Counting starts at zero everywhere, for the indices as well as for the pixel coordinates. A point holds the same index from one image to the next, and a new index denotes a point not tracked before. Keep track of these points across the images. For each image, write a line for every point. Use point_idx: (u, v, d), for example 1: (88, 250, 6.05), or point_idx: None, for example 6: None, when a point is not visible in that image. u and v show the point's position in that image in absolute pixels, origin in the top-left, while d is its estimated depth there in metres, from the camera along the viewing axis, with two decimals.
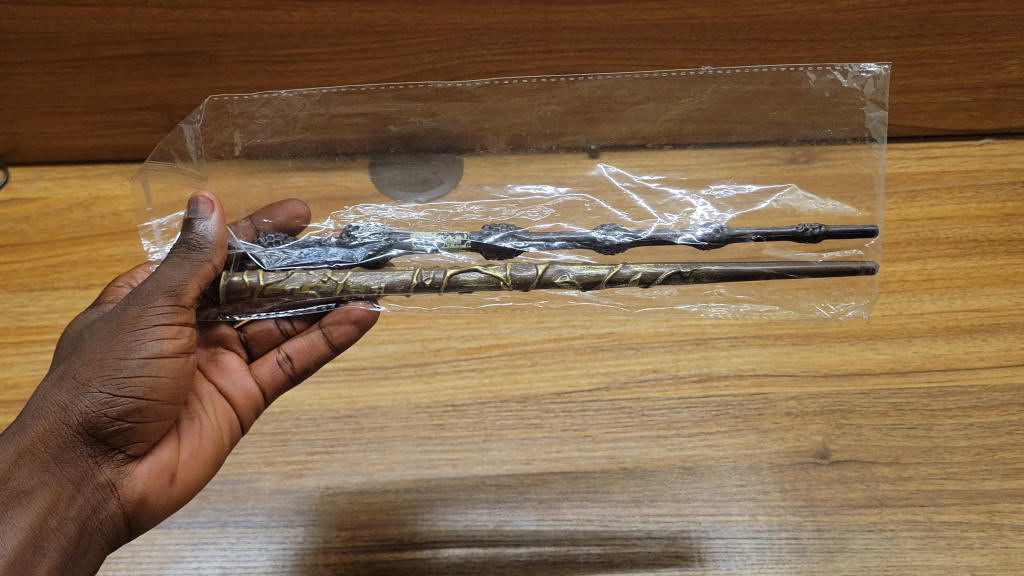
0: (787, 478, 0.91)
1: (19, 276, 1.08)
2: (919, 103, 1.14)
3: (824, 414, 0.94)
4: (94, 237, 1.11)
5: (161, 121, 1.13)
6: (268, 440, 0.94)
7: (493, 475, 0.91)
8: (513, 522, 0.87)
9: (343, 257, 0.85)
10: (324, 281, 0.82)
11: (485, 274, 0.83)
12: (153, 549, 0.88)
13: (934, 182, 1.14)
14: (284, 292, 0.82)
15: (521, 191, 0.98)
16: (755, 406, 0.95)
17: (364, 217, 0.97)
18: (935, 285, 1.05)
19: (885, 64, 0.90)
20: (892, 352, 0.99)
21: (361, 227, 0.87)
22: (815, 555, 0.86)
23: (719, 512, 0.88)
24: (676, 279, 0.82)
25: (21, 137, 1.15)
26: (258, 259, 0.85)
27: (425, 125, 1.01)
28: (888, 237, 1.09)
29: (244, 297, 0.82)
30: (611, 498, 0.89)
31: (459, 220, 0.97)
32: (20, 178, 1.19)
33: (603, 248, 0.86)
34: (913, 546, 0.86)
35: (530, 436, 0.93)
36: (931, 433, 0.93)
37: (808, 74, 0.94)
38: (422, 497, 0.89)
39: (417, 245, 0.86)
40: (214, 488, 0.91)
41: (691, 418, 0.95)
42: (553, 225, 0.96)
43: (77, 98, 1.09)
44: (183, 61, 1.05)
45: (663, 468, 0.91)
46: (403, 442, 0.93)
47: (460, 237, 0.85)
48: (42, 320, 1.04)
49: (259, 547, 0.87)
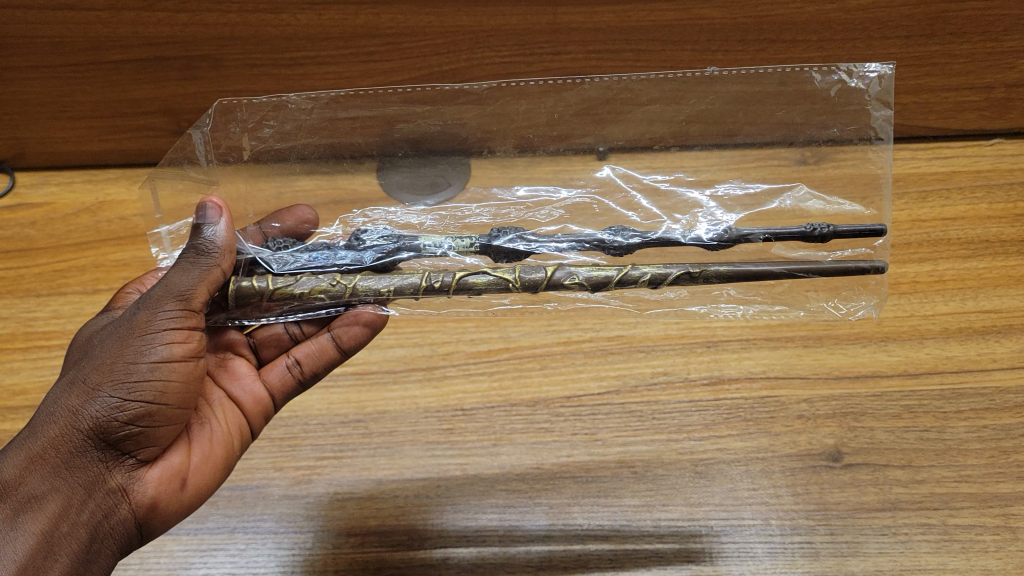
0: (799, 481, 0.90)
1: (26, 281, 1.08)
2: (929, 103, 1.13)
3: (836, 417, 0.94)
4: (101, 241, 1.11)
5: (167, 125, 1.13)
6: (277, 446, 0.93)
7: (503, 480, 0.90)
8: (523, 526, 0.87)
9: (352, 262, 0.84)
10: (333, 284, 0.82)
11: (494, 277, 0.82)
12: (161, 555, 0.87)
13: (945, 183, 1.14)
14: (293, 296, 0.82)
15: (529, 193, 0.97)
16: (767, 409, 0.95)
17: (371, 220, 0.97)
18: (947, 286, 1.04)
19: (887, 64, 0.90)
20: (904, 354, 0.98)
21: (368, 230, 0.86)
22: (828, 559, 0.85)
23: (731, 516, 0.87)
24: (682, 280, 0.82)
25: (28, 142, 1.15)
26: (268, 264, 0.85)
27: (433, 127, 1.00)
28: (899, 238, 1.08)
29: (253, 302, 0.82)
30: (622, 502, 0.88)
31: (460, 223, 0.95)
32: (27, 184, 1.18)
33: (610, 249, 0.85)
34: (927, 550, 0.85)
35: (540, 440, 0.93)
36: (944, 435, 0.92)
37: (811, 74, 0.93)
38: (432, 502, 0.89)
39: (425, 246, 0.85)
40: (223, 494, 0.91)
41: (702, 421, 0.94)
42: (559, 227, 0.94)
43: (84, 102, 1.09)
44: (189, 66, 1.05)
45: (674, 473, 0.90)
46: (412, 446, 0.93)
47: (468, 239, 0.85)
48: (49, 326, 1.03)
49: (268, 553, 0.86)
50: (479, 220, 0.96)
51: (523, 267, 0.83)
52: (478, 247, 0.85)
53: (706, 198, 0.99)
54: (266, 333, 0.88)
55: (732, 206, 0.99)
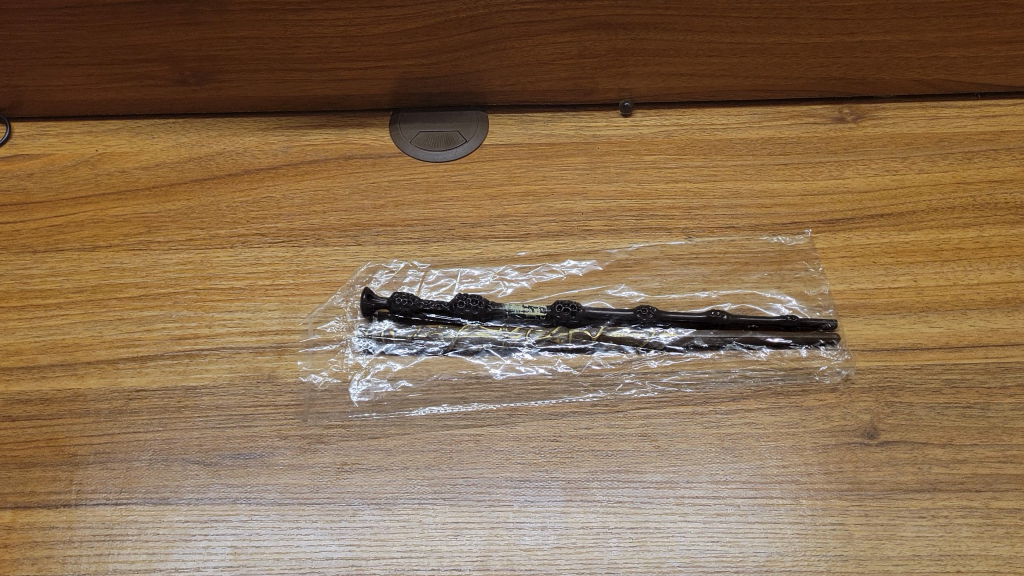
0: (832, 459, 0.83)
1: (21, 236, 1.02)
2: (979, 57, 1.08)
3: (873, 391, 0.87)
4: (102, 196, 1.06)
5: (169, 74, 1.07)
6: (283, 413, 0.87)
7: (518, 452, 0.84)
8: (538, 503, 0.81)
9: (472, 322, 0.94)
10: (443, 365, 0.91)
11: (558, 349, 0.92)
12: (160, 526, 0.80)
13: (993, 143, 1.09)
14: (411, 334, 0.93)
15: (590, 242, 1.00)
16: (797, 381, 0.88)
17: (457, 270, 0.98)
18: (993, 254, 0.98)
19: None
20: (946, 325, 0.92)
21: (477, 316, 0.93)
22: (862, 542, 0.78)
23: (759, 495, 0.81)
24: (690, 349, 0.92)
25: (25, 91, 1.09)
26: (404, 299, 0.93)
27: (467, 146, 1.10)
28: (942, 203, 1.03)
29: (372, 328, 0.94)
30: (644, 478, 0.82)
31: (521, 281, 0.97)
32: (24, 134, 1.13)
33: (652, 308, 0.93)
34: (968, 535, 0.79)
35: (558, 411, 0.87)
36: (989, 413, 0.86)
37: None
38: (443, 476, 0.82)
39: (527, 329, 0.93)
40: (225, 462, 0.84)
41: (730, 394, 0.88)
42: (620, 288, 0.96)
43: (81, 48, 1.03)
44: (191, 10, 0.98)
45: (699, 447, 0.84)
46: (424, 416, 0.86)
47: (557, 331, 0.93)
48: (46, 284, 0.98)
49: (272, 525, 0.80)
50: (520, 286, 0.97)
51: (602, 343, 0.92)
52: (567, 326, 0.93)
53: (718, 296, 0.96)
54: (350, 331, 0.93)
55: (743, 296, 0.96)
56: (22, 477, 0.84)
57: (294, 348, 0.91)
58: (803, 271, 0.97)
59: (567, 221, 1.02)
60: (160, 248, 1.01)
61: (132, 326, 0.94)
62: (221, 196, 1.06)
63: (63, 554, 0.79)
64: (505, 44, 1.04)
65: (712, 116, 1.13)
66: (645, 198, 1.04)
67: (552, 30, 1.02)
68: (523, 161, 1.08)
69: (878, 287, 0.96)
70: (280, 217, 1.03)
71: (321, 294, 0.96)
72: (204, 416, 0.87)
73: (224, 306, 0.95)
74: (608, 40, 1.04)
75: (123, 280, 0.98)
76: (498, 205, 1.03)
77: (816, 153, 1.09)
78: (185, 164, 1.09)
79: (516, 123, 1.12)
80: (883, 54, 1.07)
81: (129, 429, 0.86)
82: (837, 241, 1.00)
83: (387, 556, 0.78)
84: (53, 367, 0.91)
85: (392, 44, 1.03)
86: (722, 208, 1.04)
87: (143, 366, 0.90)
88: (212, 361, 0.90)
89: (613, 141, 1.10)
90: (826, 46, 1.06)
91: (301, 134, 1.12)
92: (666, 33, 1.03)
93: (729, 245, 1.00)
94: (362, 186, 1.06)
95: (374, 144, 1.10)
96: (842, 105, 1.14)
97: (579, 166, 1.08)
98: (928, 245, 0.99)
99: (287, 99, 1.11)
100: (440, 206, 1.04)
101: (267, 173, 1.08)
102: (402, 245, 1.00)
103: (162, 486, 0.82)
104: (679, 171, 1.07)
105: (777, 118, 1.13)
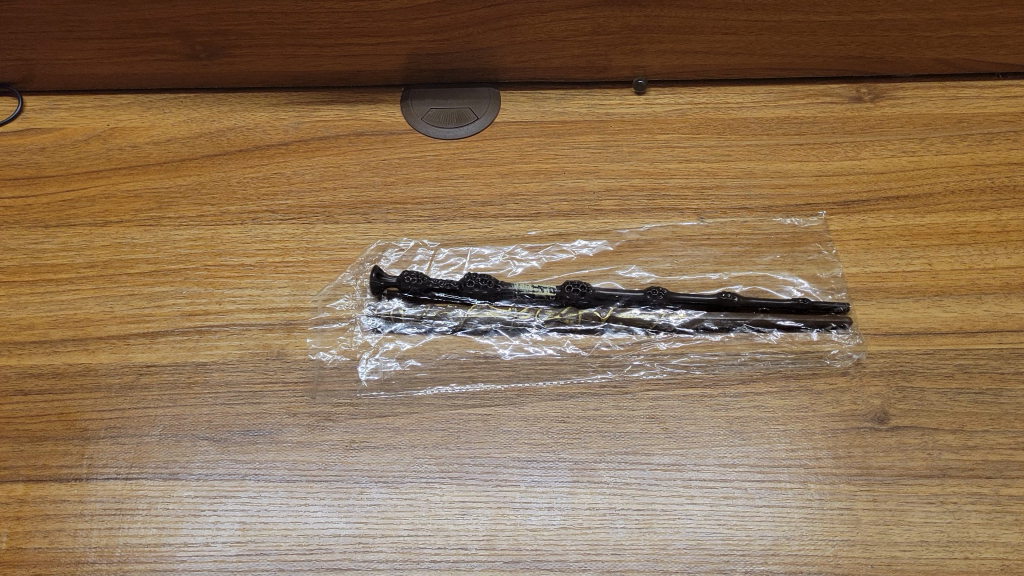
0: (841, 443, 0.82)
1: (33, 211, 1.03)
2: (1000, 36, 1.06)
3: (884, 375, 0.87)
4: (114, 171, 1.06)
5: (181, 48, 1.07)
6: (293, 390, 0.87)
7: (525, 432, 0.84)
8: (545, 483, 0.81)
9: (480, 302, 0.93)
10: (452, 341, 0.91)
11: (567, 328, 0.91)
12: (170, 501, 0.81)
13: (1012, 124, 1.08)
14: (421, 312, 0.93)
15: (603, 223, 0.99)
16: (808, 364, 0.88)
17: (466, 252, 0.97)
18: (1010, 238, 0.97)
19: None
20: (960, 310, 0.91)
21: (487, 293, 0.92)
22: (869, 527, 0.78)
23: (766, 478, 0.81)
24: (700, 331, 0.91)
25: (37, 64, 1.09)
26: (413, 279, 0.92)
27: (480, 122, 1.09)
28: (959, 184, 1.02)
29: (382, 304, 0.94)
30: (650, 461, 0.82)
31: (530, 261, 0.97)
32: (36, 108, 1.13)
33: (662, 289, 0.92)
34: (976, 521, 0.78)
35: (566, 391, 0.86)
36: (1001, 400, 0.85)
37: None
38: (450, 455, 0.82)
39: (535, 309, 0.92)
40: (234, 439, 0.84)
41: (740, 376, 0.87)
42: (631, 271, 0.96)
43: (92, 22, 1.03)
44: None
45: (707, 430, 0.84)
46: (432, 396, 0.86)
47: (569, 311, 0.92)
48: (57, 259, 0.98)
49: (280, 502, 0.80)
50: (529, 266, 0.96)
51: (611, 324, 0.92)
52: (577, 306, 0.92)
53: (729, 277, 0.95)
54: (360, 307, 0.93)
55: (754, 278, 0.96)
56: (33, 451, 0.84)
57: (303, 325, 0.91)
58: (816, 253, 0.97)
59: (579, 200, 1.02)
60: (171, 223, 1.01)
61: (142, 302, 0.94)
62: (232, 171, 1.06)
63: (73, 528, 0.80)
64: (518, 20, 1.03)
65: (726, 95, 1.12)
66: (657, 178, 1.03)
67: (565, 6, 1.01)
68: (535, 139, 1.07)
69: (892, 270, 0.95)
70: (291, 194, 1.03)
71: (330, 272, 0.96)
72: (213, 392, 0.87)
73: (234, 283, 0.95)
74: (621, 17, 1.03)
75: (134, 255, 0.98)
76: (509, 183, 1.03)
77: (832, 133, 1.08)
78: (196, 140, 1.09)
79: (529, 101, 1.11)
80: (902, 33, 1.06)
81: (140, 404, 0.87)
82: (851, 223, 0.99)
83: (394, 534, 0.78)
84: (64, 342, 0.91)
85: (402, 19, 1.02)
86: (735, 189, 1.03)
87: (154, 341, 0.91)
88: (222, 338, 0.91)
89: (626, 120, 1.09)
90: (843, 24, 1.04)
91: (312, 110, 1.12)
92: (681, 10, 1.02)
93: (741, 226, 0.99)
94: (372, 163, 1.06)
95: (386, 121, 1.10)
96: (860, 84, 1.12)
97: (590, 145, 1.07)
98: (944, 228, 0.98)
99: (299, 74, 1.11)
100: (450, 183, 1.03)
101: (278, 149, 1.08)
102: (412, 223, 1.00)
103: (172, 461, 0.83)
104: (693, 151, 1.06)
105: (793, 97, 1.11)
